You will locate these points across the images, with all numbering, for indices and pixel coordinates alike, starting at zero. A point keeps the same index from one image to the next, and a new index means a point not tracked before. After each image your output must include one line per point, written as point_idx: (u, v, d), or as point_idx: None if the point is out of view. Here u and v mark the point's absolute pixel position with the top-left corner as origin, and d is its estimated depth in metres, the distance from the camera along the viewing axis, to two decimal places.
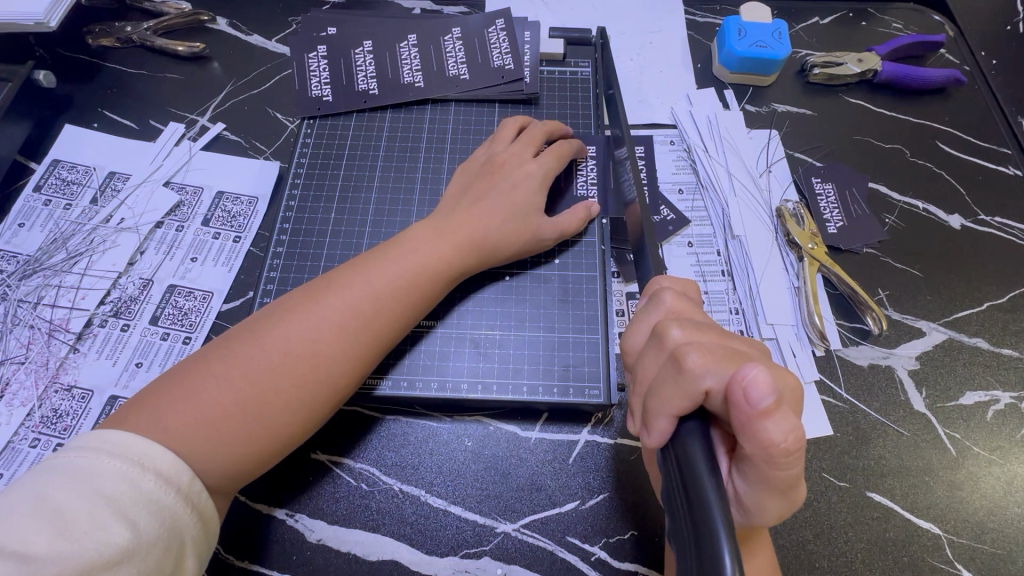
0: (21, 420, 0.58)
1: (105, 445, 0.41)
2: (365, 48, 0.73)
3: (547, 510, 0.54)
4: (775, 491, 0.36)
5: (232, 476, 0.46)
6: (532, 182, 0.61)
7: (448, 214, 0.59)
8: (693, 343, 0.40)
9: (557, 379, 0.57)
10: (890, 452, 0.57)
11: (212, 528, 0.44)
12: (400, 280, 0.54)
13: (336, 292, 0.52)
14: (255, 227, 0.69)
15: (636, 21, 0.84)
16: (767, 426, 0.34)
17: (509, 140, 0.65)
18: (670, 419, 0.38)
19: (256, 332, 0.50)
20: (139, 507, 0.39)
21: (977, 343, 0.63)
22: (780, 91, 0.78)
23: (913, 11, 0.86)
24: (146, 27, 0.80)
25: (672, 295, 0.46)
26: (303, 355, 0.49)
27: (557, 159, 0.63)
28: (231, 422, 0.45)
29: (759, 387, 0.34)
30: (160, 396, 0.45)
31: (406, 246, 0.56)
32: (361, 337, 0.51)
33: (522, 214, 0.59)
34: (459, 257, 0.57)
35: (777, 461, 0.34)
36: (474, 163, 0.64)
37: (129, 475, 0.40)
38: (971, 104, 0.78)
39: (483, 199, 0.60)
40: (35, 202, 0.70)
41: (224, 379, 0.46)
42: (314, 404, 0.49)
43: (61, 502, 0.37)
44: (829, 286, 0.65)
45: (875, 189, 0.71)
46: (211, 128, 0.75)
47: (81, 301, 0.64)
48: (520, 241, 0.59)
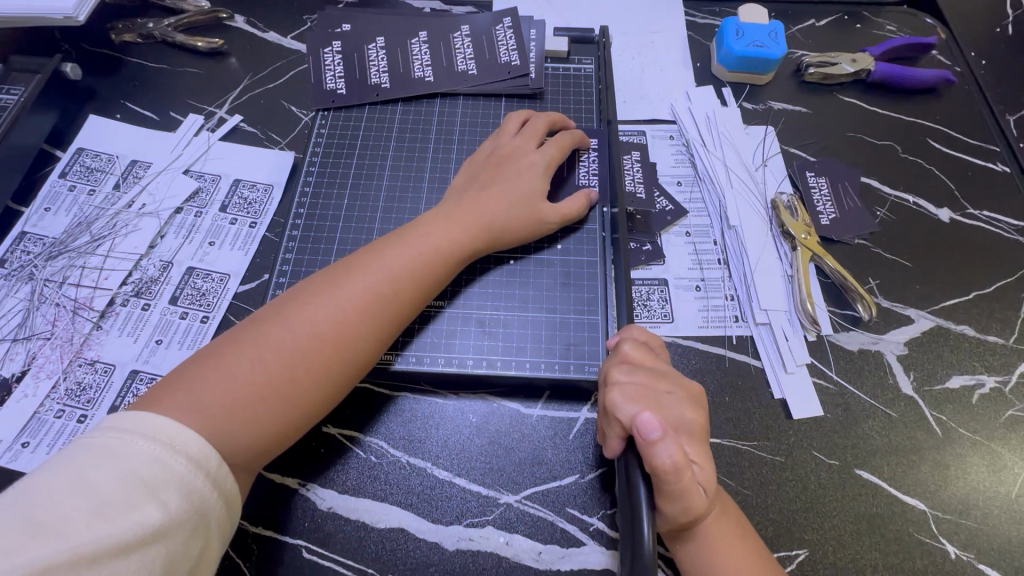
0: (47, 392, 0.61)
1: (139, 427, 0.43)
2: (378, 44, 0.76)
3: (548, 483, 0.57)
4: (671, 502, 0.46)
5: (261, 452, 0.49)
6: (536, 173, 0.64)
7: (457, 201, 0.62)
8: (625, 385, 0.50)
9: (558, 358, 0.59)
10: (879, 433, 0.59)
11: (235, 508, 0.47)
12: (415, 263, 0.56)
13: (355, 276, 0.54)
14: (270, 213, 0.72)
15: (638, 21, 0.87)
16: (654, 452, 0.44)
17: (515, 132, 0.67)
18: (618, 440, 0.48)
19: (280, 316, 0.52)
20: (170, 489, 0.42)
21: (964, 330, 0.65)
22: (776, 89, 0.81)
23: (906, 14, 0.89)
24: (168, 24, 0.84)
25: (630, 345, 0.53)
26: (326, 336, 0.51)
27: (560, 151, 0.66)
28: (262, 401, 0.48)
29: (648, 423, 0.45)
30: (192, 375, 0.48)
31: (420, 231, 0.59)
32: (380, 319, 0.54)
33: (527, 201, 0.62)
34: (470, 242, 0.60)
35: (665, 478, 0.44)
36: (482, 155, 0.67)
37: (160, 457, 0.43)
38: (961, 103, 0.80)
39: (491, 187, 0.62)
40: (60, 187, 0.73)
41: (254, 361, 0.49)
42: (338, 381, 0.52)
43: (98, 481, 0.40)
44: (821, 274, 0.68)
45: (867, 183, 0.74)
46: (228, 120, 0.78)
47: (103, 281, 0.67)
48: (524, 227, 0.62)
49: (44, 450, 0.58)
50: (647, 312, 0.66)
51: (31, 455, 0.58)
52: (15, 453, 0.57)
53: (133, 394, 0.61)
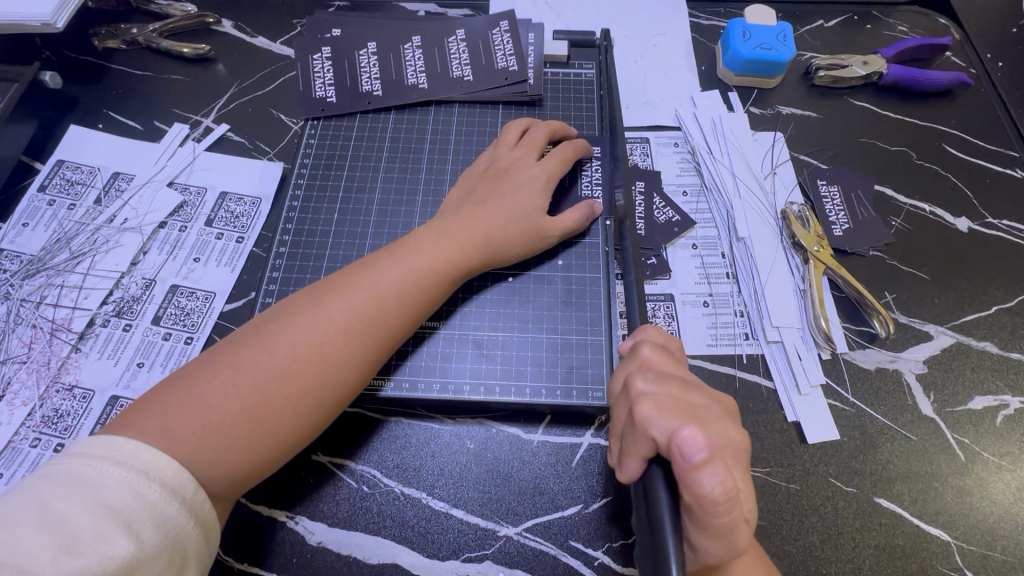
0: (23, 420, 0.58)
1: (112, 453, 0.41)
2: (369, 50, 0.73)
3: (549, 514, 0.54)
4: (714, 537, 0.39)
5: (236, 482, 0.46)
6: (537, 186, 0.61)
7: (452, 216, 0.59)
8: (652, 395, 0.43)
9: (560, 380, 0.56)
10: (898, 458, 0.56)
11: (212, 540, 0.44)
12: (404, 282, 0.53)
13: (341, 295, 0.51)
14: (258, 227, 0.69)
15: (640, 23, 0.84)
16: (699, 478, 0.37)
17: (514, 145, 0.64)
18: (636, 463, 0.42)
19: (261, 336, 0.49)
20: (144, 519, 0.39)
21: (986, 347, 0.62)
22: (784, 93, 0.78)
23: (918, 14, 0.85)
24: (152, 29, 0.81)
25: (649, 348, 0.48)
26: (310, 359, 0.48)
27: (563, 163, 0.63)
28: (238, 429, 0.45)
29: (693, 443, 0.38)
30: (166, 398, 0.45)
31: (412, 249, 0.56)
32: (367, 341, 0.51)
33: (526, 215, 0.59)
34: (466, 259, 0.56)
35: (711, 510, 0.37)
36: (479, 168, 0.64)
37: (134, 485, 0.40)
38: (978, 107, 0.77)
39: (489, 201, 0.59)
40: (39, 202, 0.70)
41: (232, 384, 0.46)
42: (321, 408, 0.49)
43: (66, 512, 0.37)
44: (834, 288, 0.65)
45: (881, 191, 0.71)
46: (215, 129, 0.75)
47: (83, 301, 0.64)
48: (524, 242, 0.59)
49: (17, 482, 0.55)
50: None
51: (4, 487, 0.55)
52: None
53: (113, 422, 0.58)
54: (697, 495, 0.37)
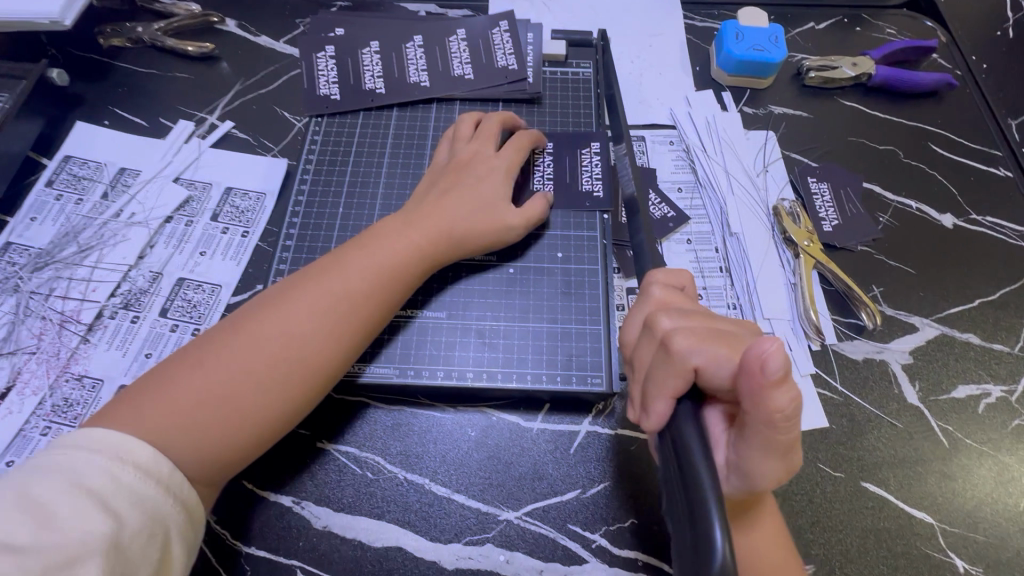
0: (33, 408, 0.59)
1: (88, 442, 0.42)
2: (372, 49, 0.75)
3: (549, 498, 0.55)
4: (773, 454, 0.38)
5: (216, 467, 0.47)
6: (495, 175, 0.63)
7: (420, 207, 0.61)
8: (682, 328, 0.43)
9: (559, 369, 0.58)
10: (884, 444, 0.58)
11: (197, 519, 0.45)
12: (373, 271, 0.55)
13: (311, 285, 0.53)
14: (263, 222, 0.70)
15: (636, 24, 0.86)
16: (775, 395, 0.36)
17: (470, 136, 0.66)
18: (666, 402, 0.41)
19: (237, 327, 0.51)
20: (121, 498, 0.40)
21: (969, 338, 0.64)
22: (776, 93, 0.80)
23: (906, 17, 0.88)
24: (158, 28, 0.82)
25: (661, 287, 0.50)
26: (284, 346, 0.50)
27: (519, 153, 0.65)
28: (214, 414, 0.47)
29: (775, 358, 0.35)
30: (139, 392, 0.47)
31: (384, 238, 0.57)
32: (340, 327, 0.52)
33: (487, 205, 0.61)
34: (434, 248, 0.58)
35: (779, 425, 0.37)
36: (440, 165, 0.65)
37: (109, 468, 0.41)
38: (963, 107, 0.80)
39: (452, 192, 0.61)
40: (46, 196, 0.71)
41: (208, 372, 0.48)
42: (297, 393, 0.50)
43: (46, 495, 0.39)
44: (824, 282, 0.67)
45: (870, 188, 0.73)
46: (220, 126, 0.77)
47: (91, 293, 0.65)
48: (488, 231, 0.60)
49: None
50: None
51: None
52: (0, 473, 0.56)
53: None
54: (767, 410, 0.36)
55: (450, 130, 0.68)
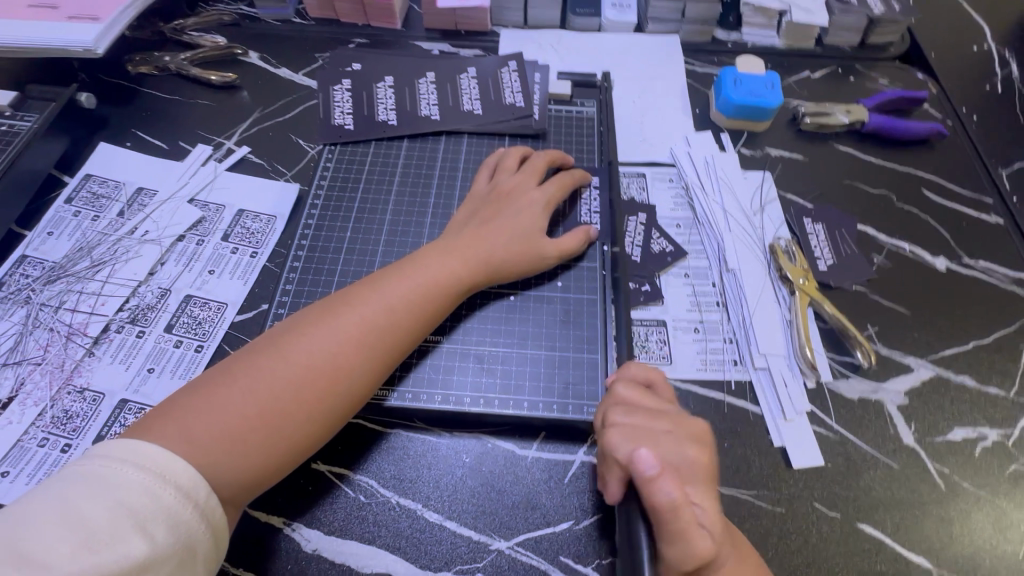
0: (32, 419, 0.59)
1: (130, 456, 0.42)
2: (387, 83, 0.79)
3: (541, 529, 0.55)
4: (672, 541, 0.41)
5: (249, 487, 0.48)
6: (535, 209, 0.65)
7: (458, 235, 0.63)
8: (621, 423, 0.49)
9: (557, 397, 0.59)
10: (880, 485, 0.58)
11: (222, 543, 0.45)
12: (413, 296, 0.56)
13: (353, 307, 0.54)
14: (271, 244, 0.72)
15: (639, 67, 0.90)
16: (655, 488, 0.42)
17: (512, 170, 0.69)
18: (615, 485, 0.47)
19: (277, 344, 0.52)
20: (158, 521, 0.40)
21: (964, 381, 0.64)
22: (773, 136, 0.83)
23: (898, 69, 0.92)
24: (184, 57, 0.87)
25: (625, 383, 0.54)
26: (323, 368, 0.51)
27: (561, 189, 0.68)
28: (253, 433, 0.48)
29: (646, 459, 0.43)
30: (185, 406, 0.48)
31: (423, 266, 0.59)
32: (377, 352, 0.53)
33: (527, 236, 0.63)
34: (468, 274, 0.60)
35: (667, 515, 0.41)
36: (481, 193, 0.67)
37: (150, 487, 0.41)
38: (954, 155, 0.82)
39: (492, 222, 0.63)
40: (65, 213, 0.74)
41: (248, 390, 0.49)
42: (332, 415, 0.51)
43: (87, 512, 0.39)
44: (819, 320, 0.68)
45: (864, 230, 0.75)
46: (236, 151, 0.80)
47: (100, 307, 0.66)
48: (523, 260, 0.62)
49: (24, 480, 0.56)
50: (646, 354, 0.65)
51: (10, 485, 0.56)
52: None
53: (120, 424, 0.59)
54: (652, 505, 0.42)
55: (495, 160, 0.71)
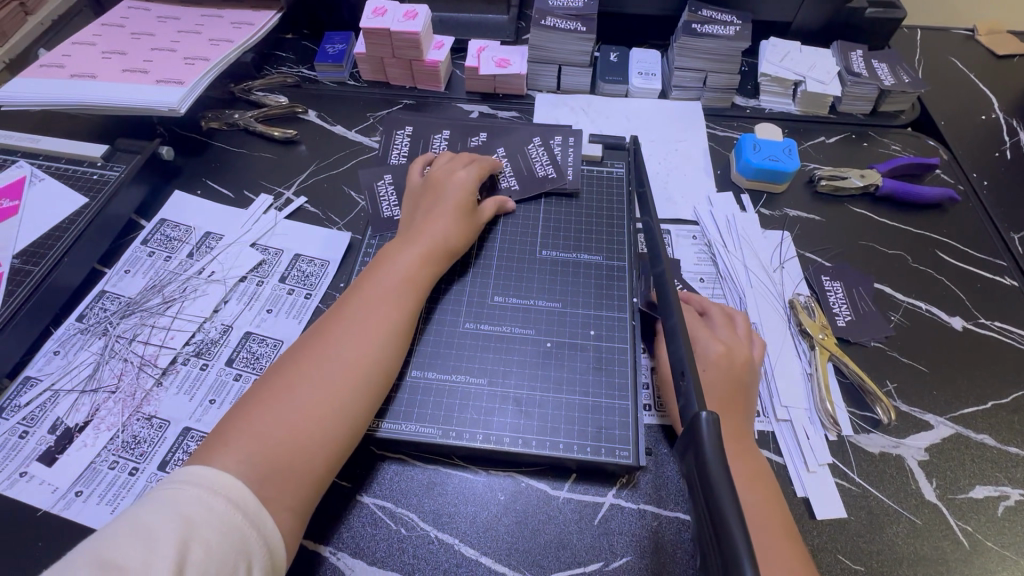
0: (105, 443, 0.65)
1: (193, 478, 0.47)
2: (443, 135, 0.89)
3: (572, 568, 0.57)
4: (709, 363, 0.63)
5: (317, 477, 0.53)
6: (463, 185, 0.76)
7: (414, 228, 0.72)
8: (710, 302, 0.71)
9: (590, 440, 0.62)
10: (903, 540, 0.60)
11: (278, 559, 0.48)
12: (399, 290, 0.65)
13: (348, 311, 0.62)
14: (325, 286, 0.79)
15: (664, 130, 0.97)
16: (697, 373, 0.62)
17: (443, 163, 0.79)
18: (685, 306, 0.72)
19: (295, 360, 0.58)
20: (216, 531, 0.44)
21: (984, 439, 0.66)
22: (791, 198, 0.88)
23: (910, 136, 0.98)
24: (251, 115, 0.97)
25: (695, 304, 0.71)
26: (338, 356, 0.58)
27: (479, 173, 0.78)
28: (302, 426, 0.53)
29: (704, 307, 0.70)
30: (230, 430, 0.52)
31: (395, 261, 0.67)
32: (380, 340, 0.61)
33: (466, 216, 0.74)
34: (433, 264, 0.69)
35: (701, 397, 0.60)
36: (416, 184, 0.78)
37: (208, 503, 0.46)
38: (967, 219, 0.86)
39: (433, 208, 0.73)
40: (141, 253, 0.81)
41: (282, 401, 0.54)
42: (361, 389, 0.58)
43: (157, 526, 0.43)
44: (839, 374, 0.71)
45: (881, 289, 0.78)
46: (294, 201, 0.88)
47: (169, 341, 0.73)
48: (465, 233, 0.73)
49: (96, 500, 0.61)
50: None
51: (82, 505, 0.61)
52: (68, 502, 0.61)
53: (183, 450, 0.64)
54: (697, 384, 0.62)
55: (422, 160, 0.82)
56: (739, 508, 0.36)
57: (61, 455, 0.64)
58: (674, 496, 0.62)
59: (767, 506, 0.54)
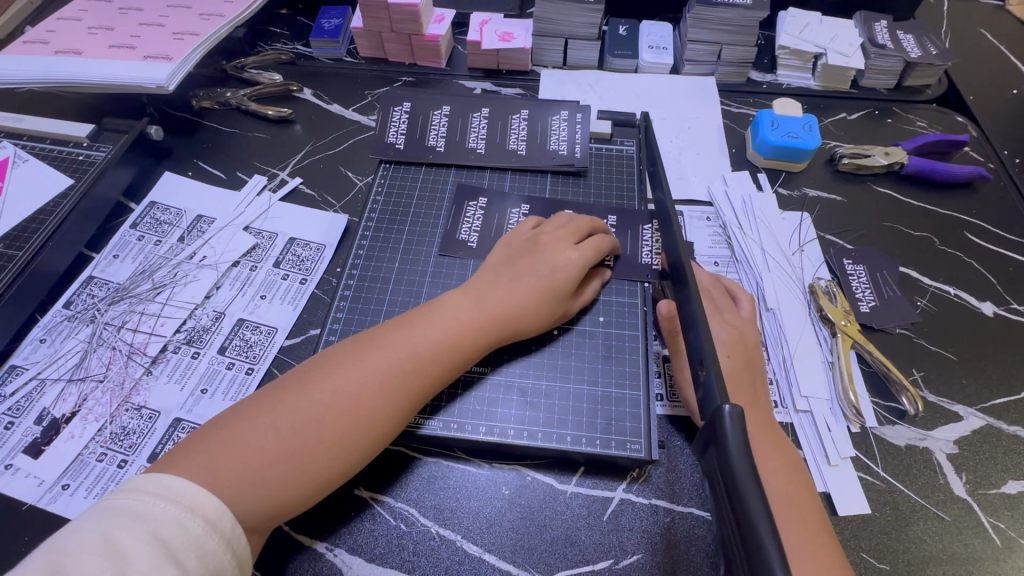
0: (92, 434, 0.62)
1: (163, 490, 0.43)
2: (443, 112, 0.84)
3: (580, 566, 0.54)
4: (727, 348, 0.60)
5: (284, 514, 0.49)
6: (569, 269, 0.63)
7: (483, 283, 0.63)
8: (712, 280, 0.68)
9: (599, 432, 0.59)
10: (931, 537, 0.56)
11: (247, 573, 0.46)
12: (440, 343, 0.57)
13: (382, 351, 0.55)
14: (321, 271, 0.75)
15: (677, 106, 0.92)
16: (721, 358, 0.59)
17: (559, 224, 0.68)
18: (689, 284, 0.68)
19: (307, 380, 0.53)
20: (189, 551, 0.41)
21: (1017, 432, 0.63)
22: (811, 177, 0.84)
23: (936, 112, 0.92)
24: (244, 94, 0.92)
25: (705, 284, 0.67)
26: (347, 408, 0.51)
27: (596, 252, 0.65)
28: (274, 467, 0.48)
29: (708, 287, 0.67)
30: (213, 439, 0.48)
31: (448, 308, 0.59)
32: (400, 394, 0.54)
33: (556, 297, 0.62)
34: (490, 329, 0.59)
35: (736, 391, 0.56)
36: (521, 240, 0.67)
37: (180, 519, 0.42)
38: (998, 199, 0.82)
39: (521, 272, 0.63)
40: (130, 237, 0.78)
41: (271, 425, 0.49)
42: (352, 450, 0.51)
43: (124, 543, 0.40)
44: (862, 363, 0.67)
45: (906, 273, 0.74)
46: (289, 182, 0.84)
47: (159, 328, 0.70)
48: (548, 318, 0.62)
49: (84, 493, 0.58)
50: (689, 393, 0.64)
51: (70, 498, 0.58)
52: (55, 495, 0.58)
53: (174, 442, 0.62)
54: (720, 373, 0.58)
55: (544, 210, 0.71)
56: (768, 510, 0.33)
57: (47, 447, 0.61)
58: (687, 490, 0.58)
59: (805, 506, 0.51)
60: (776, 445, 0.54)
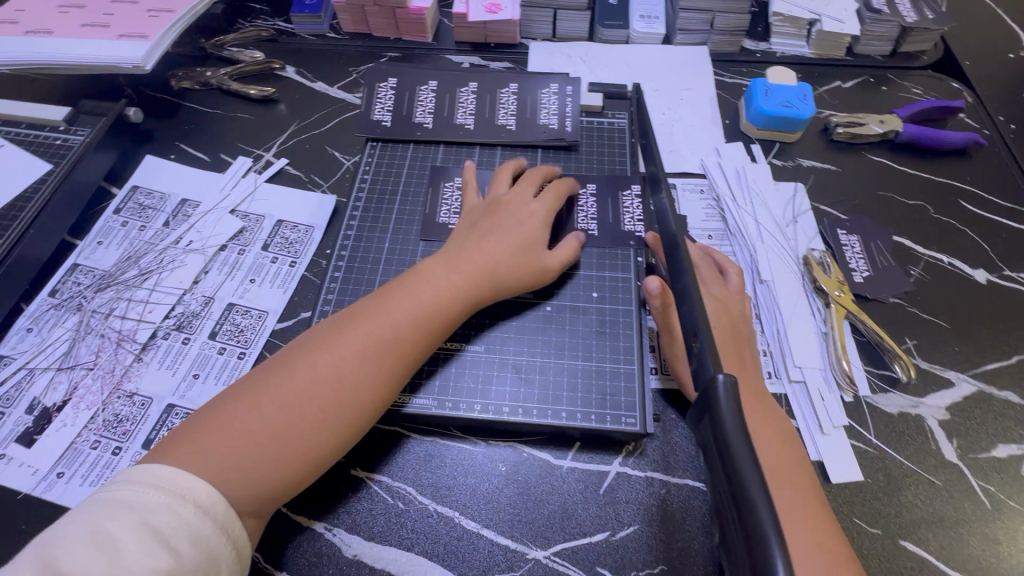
0: (85, 422, 0.62)
1: (152, 479, 0.44)
2: (430, 87, 0.82)
3: (577, 539, 0.55)
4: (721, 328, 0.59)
5: (279, 495, 0.49)
6: (533, 222, 0.64)
7: (460, 250, 0.62)
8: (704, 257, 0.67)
9: (594, 407, 0.59)
10: (923, 501, 0.57)
11: (245, 554, 0.46)
12: (418, 311, 0.56)
13: (359, 324, 0.54)
14: (310, 253, 0.74)
15: (669, 77, 0.91)
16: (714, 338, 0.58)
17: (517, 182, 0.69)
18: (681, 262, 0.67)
19: (287, 362, 0.52)
20: (180, 537, 0.42)
21: (1008, 397, 0.63)
22: (805, 147, 0.83)
23: (933, 78, 0.91)
24: (224, 73, 0.90)
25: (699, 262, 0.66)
26: (329, 383, 0.51)
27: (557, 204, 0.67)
28: (263, 449, 0.48)
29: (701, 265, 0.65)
30: (199, 427, 0.48)
31: (423, 277, 0.59)
32: (381, 364, 0.53)
33: (528, 252, 0.62)
34: (470, 292, 0.59)
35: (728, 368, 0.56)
36: (480, 204, 0.67)
37: (171, 506, 0.43)
38: (993, 165, 0.81)
39: (492, 235, 0.63)
40: (113, 223, 0.77)
41: (254, 408, 0.49)
42: (341, 425, 0.51)
43: (115, 533, 0.41)
44: (855, 332, 0.67)
45: (900, 242, 0.74)
46: (275, 163, 0.82)
47: (147, 315, 0.69)
48: (525, 276, 0.62)
49: (79, 481, 0.58)
50: None
51: (66, 486, 0.58)
52: (50, 483, 0.58)
53: (168, 428, 0.61)
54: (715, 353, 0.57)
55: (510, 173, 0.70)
56: (762, 480, 0.33)
57: (40, 436, 0.61)
58: (683, 462, 0.59)
59: (797, 473, 0.51)
60: (767, 416, 0.54)
